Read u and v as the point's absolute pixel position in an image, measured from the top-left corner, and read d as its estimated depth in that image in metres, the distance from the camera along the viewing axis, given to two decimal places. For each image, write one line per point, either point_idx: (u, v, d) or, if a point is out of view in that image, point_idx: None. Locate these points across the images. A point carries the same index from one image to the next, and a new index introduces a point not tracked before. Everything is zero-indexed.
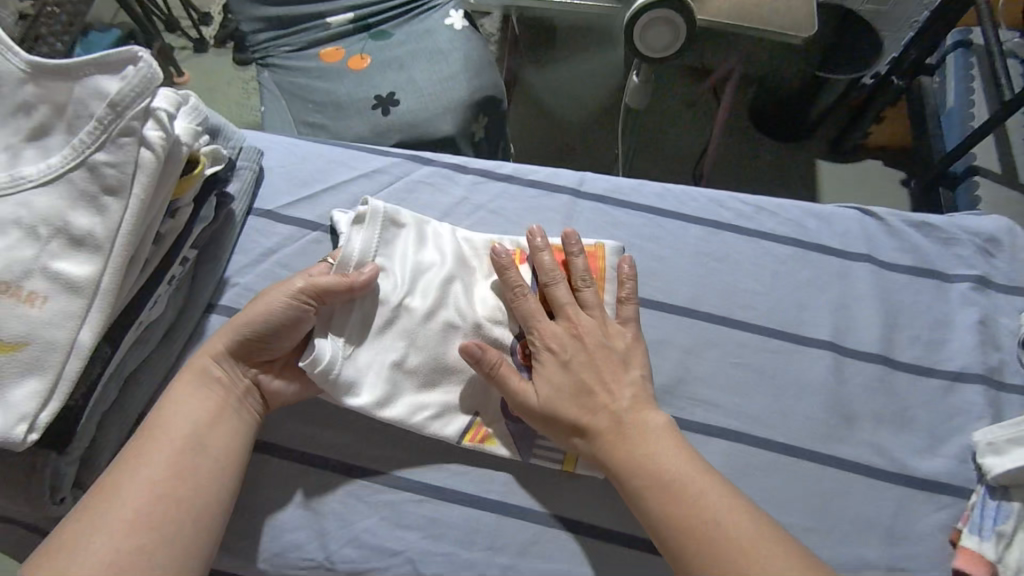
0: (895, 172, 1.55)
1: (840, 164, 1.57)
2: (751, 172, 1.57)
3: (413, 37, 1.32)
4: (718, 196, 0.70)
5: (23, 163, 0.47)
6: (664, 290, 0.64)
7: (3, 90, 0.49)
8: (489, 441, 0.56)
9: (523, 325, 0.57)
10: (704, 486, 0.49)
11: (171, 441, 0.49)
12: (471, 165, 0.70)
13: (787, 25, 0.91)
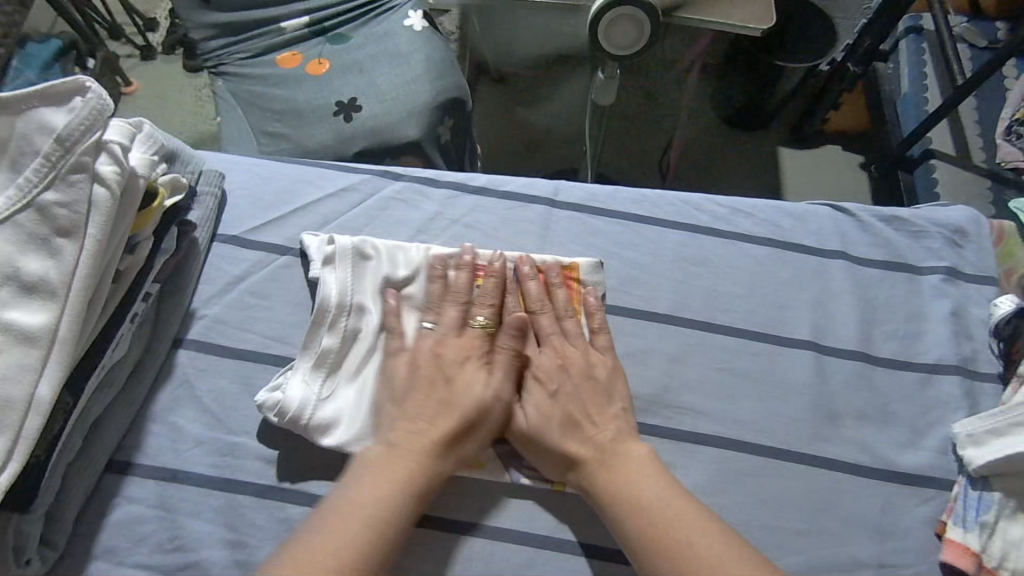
0: (854, 156, 1.58)
1: (802, 150, 1.59)
2: (716, 162, 1.57)
3: (372, 40, 1.29)
4: (694, 199, 0.70)
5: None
6: (645, 298, 0.64)
7: None
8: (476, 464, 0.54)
9: None
10: (686, 515, 0.48)
11: (386, 469, 0.49)
12: (444, 179, 0.68)
13: (748, 19, 0.91)
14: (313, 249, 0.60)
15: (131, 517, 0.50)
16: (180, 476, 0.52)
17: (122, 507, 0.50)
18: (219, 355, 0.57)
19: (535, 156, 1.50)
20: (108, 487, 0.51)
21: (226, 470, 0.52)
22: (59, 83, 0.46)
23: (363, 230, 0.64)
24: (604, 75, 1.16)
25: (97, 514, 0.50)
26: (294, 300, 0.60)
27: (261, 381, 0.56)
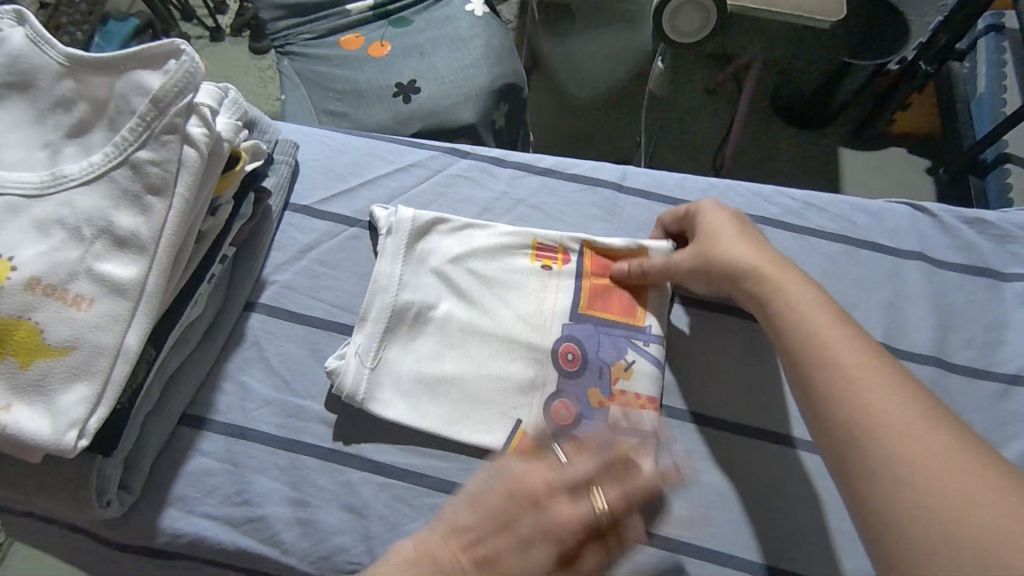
0: (920, 160, 1.51)
1: (866, 152, 1.53)
2: (773, 159, 1.53)
3: (434, 24, 1.30)
4: (764, 191, 0.68)
5: (63, 162, 0.46)
6: None
7: (41, 86, 0.47)
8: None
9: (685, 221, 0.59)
10: (856, 356, 0.43)
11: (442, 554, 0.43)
12: (510, 159, 0.68)
13: (814, 10, 0.88)
14: (382, 221, 0.61)
15: (202, 469, 0.52)
16: (249, 433, 0.53)
17: (194, 459, 0.52)
18: (288, 320, 0.58)
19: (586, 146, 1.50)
20: (182, 439, 0.53)
21: (292, 430, 0.54)
22: (154, 46, 0.46)
23: (430, 205, 0.65)
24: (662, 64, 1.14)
25: (171, 464, 0.52)
26: (361, 271, 0.61)
27: (327, 347, 0.57)
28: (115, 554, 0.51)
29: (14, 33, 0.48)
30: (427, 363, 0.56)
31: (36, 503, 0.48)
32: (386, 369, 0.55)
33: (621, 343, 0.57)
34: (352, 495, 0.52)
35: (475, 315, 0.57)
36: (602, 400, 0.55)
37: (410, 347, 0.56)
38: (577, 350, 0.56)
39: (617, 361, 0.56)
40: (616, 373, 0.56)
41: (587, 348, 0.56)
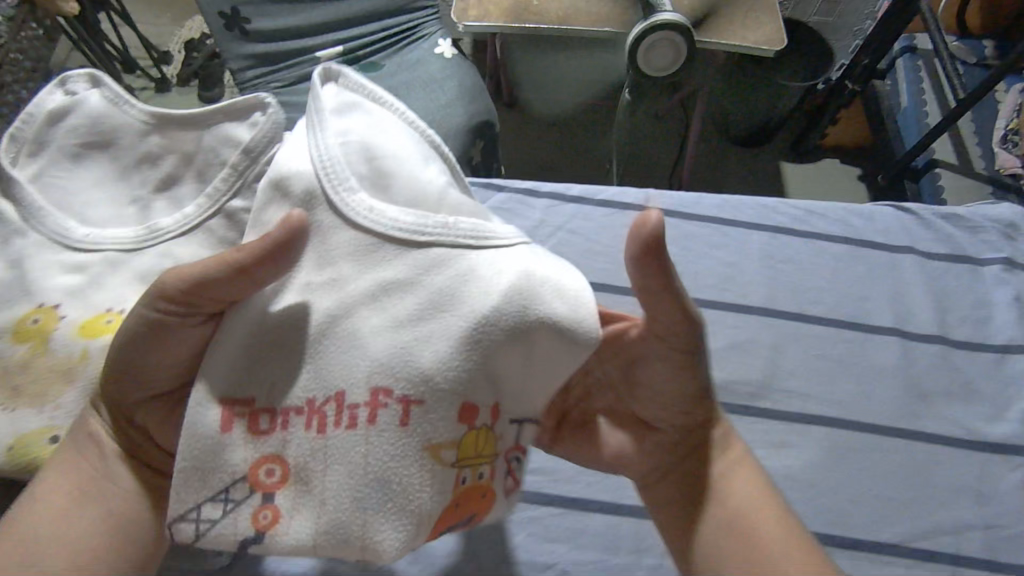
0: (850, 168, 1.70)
1: (803, 165, 1.70)
2: (721, 174, 1.69)
3: (405, 67, 1.35)
4: (772, 203, 0.75)
5: (155, 215, 0.47)
6: (743, 294, 0.68)
7: (121, 144, 0.48)
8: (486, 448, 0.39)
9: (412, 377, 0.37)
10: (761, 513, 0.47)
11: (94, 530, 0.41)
12: (543, 189, 0.72)
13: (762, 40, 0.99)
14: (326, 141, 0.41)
15: None
16: None
17: None
18: None
19: (552, 175, 1.60)
20: None
21: None
22: (240, 98, 0.48)
23: None
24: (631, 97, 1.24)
25: None
26: None
27: None
28: None
29: (90, 95, 0.49)
30: (354, 371, 0.37)
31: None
32: (295, 388, 0.38)
33: (471, 413, 0.38)
34: None
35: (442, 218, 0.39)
36: (477, 485, 0.39)
37: (327, 341, 0.38)
38: (427, 454, 0.37)
39: (468, 437, 0.38)
40: (459, 467, 0.38)
41: (424, 440, 0.37)
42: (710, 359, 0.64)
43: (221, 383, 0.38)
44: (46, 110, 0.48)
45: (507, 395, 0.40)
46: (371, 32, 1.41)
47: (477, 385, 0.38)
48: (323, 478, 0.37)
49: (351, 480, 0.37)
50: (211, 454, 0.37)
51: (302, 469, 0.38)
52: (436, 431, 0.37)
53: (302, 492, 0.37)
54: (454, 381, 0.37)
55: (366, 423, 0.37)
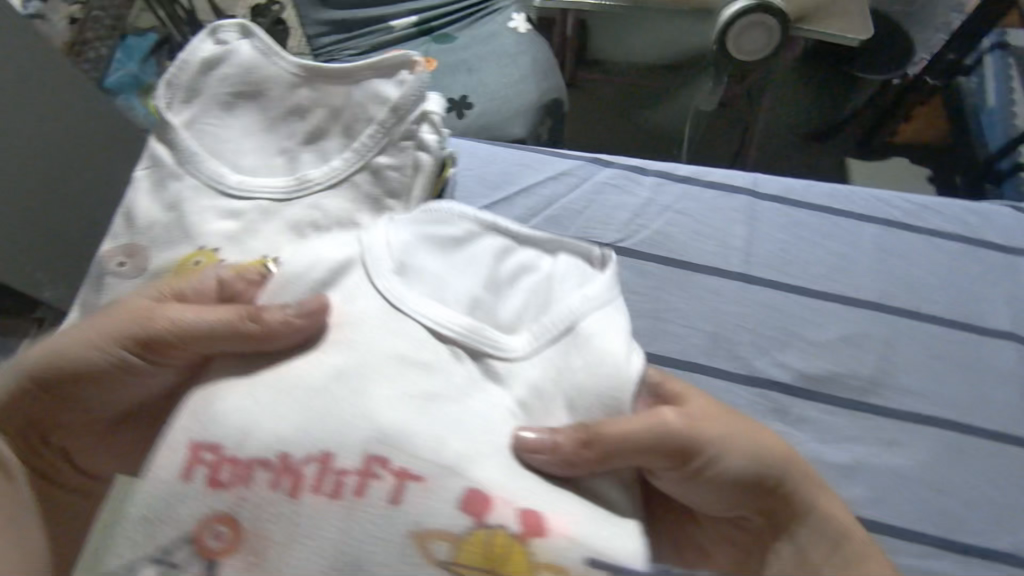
0: (921, 168, 1.57)
1: (869, 162, 1.59)
2: (786, 161, 1.61)
3: (478, 41, 1.32)
4: (885, 195, 0.72)
5: (304, 167, 0.50)
6: (854, 287, 0.66)
7: (274, 94, 0.51)
8: (512, 570, 0.35)
9: (406, 472, 0.37)
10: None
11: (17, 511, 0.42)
12: (650, 167, 0.71)
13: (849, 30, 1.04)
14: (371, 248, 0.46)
15: None
16: None
17: None
18: None
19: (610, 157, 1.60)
20: None
21: None
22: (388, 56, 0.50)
23: (583, 212, 0.68)
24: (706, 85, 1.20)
25: None
26: None
27: None
28: None
29: (242, 46, 0.51)
30: (353, 439, 0.38)
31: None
32: (253, 449, 0.38)
33: (478, 504, 0.37)
34: None
35: (469, 328, 0.44)
36: None
37: (318, 407, 0.39)
38: (414, 541, 0.35)
39: (474, 535, 0.36)
40: (455, 574, 0.35)
41: (412, 521, 0.36)
42: (820, 350, 0.63)
43: (197, 424, 0.39)
44: (201, 57, 0.51)
45: (531, 502, 0.38)
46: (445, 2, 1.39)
47: (476, 473, 0.38)
48: (281, 551, 0.36)
49: (321, 560, 0.36)
50: (171, 504, 0.37)
51: (256, 530, 0.36)
52: (430, 513, 0.36)
53: (257, 567, 0.36)
54: (451, 466, 0.37)
55: (346, 495, 0.37)
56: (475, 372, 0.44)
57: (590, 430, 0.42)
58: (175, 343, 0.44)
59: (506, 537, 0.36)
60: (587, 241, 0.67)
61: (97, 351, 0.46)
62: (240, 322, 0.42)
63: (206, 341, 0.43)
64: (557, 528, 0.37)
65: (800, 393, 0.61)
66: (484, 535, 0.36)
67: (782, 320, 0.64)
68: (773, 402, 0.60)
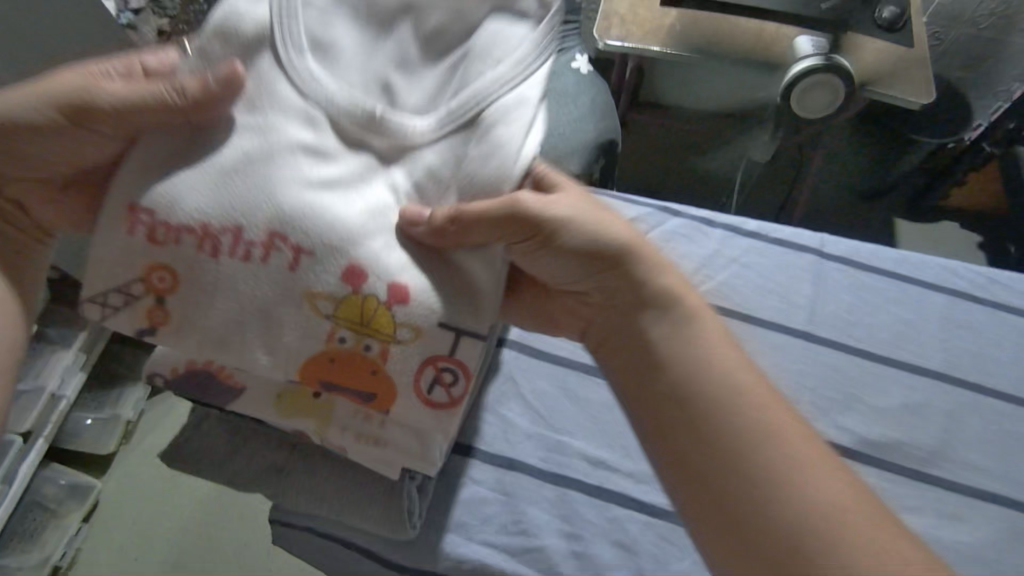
0: (971, 235, 1.56)
1: (918, 224, 1.58)
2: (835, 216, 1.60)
3: None
4: (952, 265, 0.73)
5: None
6: (918, 355, 0.66)
7: None
8: (381, 330, 0.44)
9: (296, 241, 0.43)
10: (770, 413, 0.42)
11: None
12: (718, 220, 0.74)
13: (908, 94, 1.07)
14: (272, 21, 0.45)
15: (478, 497, 0.57)
16: (517, 465, 0.59)
17: (472, 483, 0.58)
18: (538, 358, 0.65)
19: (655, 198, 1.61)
20: (457, 466, 0.58)
21: (555, 464, 0.59)
22: None
23: None
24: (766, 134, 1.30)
25: (448, 487, 0.57)
26: None
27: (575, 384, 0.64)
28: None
29: None
30: (257, 215, 0.43)
31: (346, 518, 0.52)
32: (188, 214, 0.43)
33: (358, 277, 0.43)
34: (620, 530, 0.57)
35: (361, 141, 0.46)
36: (362, 356, 0.45)
37: (229, 185, 0.43)
38: (307, 300, 0.43)
39: (352, 298, 0.43)
40: (337, 324, 0.44)
41: (307, 284, 0.43)
42: (883, 416, 0.63)
43: (138, 190, 0.43)
44: None
45: (403, 275, 0.44)
46: None
47: (358, 252, 0.43)
48: (211, 300, 0.43)
49: (237, 310, 0.44)
50: (125, 251, 0.43)
51: (193, 280, 0.43)
52: (318, 280, 0.43)
53: (188, 308, 0.44)
54: (338, 243, 0.43)
55: (255, 263, 0.43)
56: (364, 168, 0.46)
57: (457, 222, 0.44)
58: (108, 111, 0.44)
59: (375, 304, 0.43)
60: None
61: (42, 112, 0.45)
62: (167, 97, 0.43)
63: (134, 125, 0.45)
64: (419, 301, 0.44)
65: (861, 457, 0.61)
66: (363, 304, 0.43)
67: (845, 382, 0.64)
68: None
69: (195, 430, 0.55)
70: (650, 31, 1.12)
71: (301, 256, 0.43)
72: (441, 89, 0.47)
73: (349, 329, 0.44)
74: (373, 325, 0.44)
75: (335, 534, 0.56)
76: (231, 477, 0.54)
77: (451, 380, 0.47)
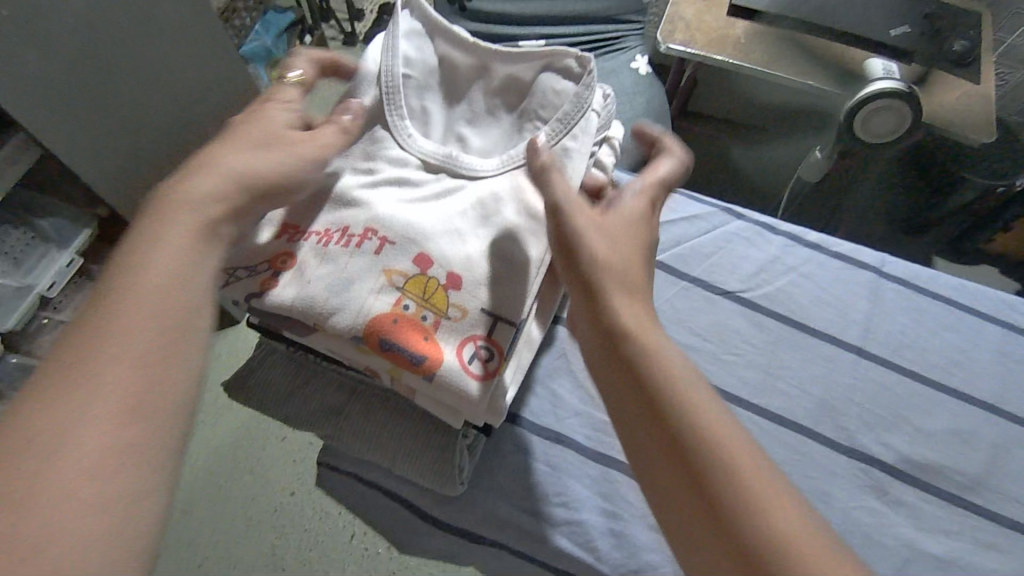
0: (1010, 281, 1.54)
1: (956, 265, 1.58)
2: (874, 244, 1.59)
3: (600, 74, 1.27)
4: (1011, 299, 0.72)
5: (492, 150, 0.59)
6: (968, 382, 0.66)
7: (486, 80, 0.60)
8: (438, 300, 0.50)
9: (392, 239, 0.51)
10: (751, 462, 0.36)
11: (122, 362, 0.35)
12: (780, 227, 0.74)
13: (972, 131, 1.03)
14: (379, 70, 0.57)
15: (520, 464, 0.58)
16: (562, 439, 0.59)
17: (516, 450, 0.58)
18: None
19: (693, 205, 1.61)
20: (502, 432, 0.59)
21: (599, 443, 0.60)
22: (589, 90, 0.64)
23: (710, 255, 0.72)
24: (820, 154, 1.29)
25: (491, 451, 0.58)
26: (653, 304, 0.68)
27: None
28: (435, 528, 0.57)
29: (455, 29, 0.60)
30: (361, 215, 0.53)
31: (396, 467, 0.54)
32: (315, 224, 0.54)
33: (427, 262, 0.51)
34: None
35: (447, 154, 0.57)
36: (418, 322, 0.49)
37: (348, 200, 0.54)
38: (384, 275, 0.50)
39: (419, 277, 0.50)
40: (404, 294, 0.50)
41: (386, 263, 0.50)
42: (928, 439, 0.63)
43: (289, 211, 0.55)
44: (412, 26, 0.59)
45: (464, 269, 0.51)
46: (574, 32, 1.33)
47: (433, 244, 0.51)
48: (313, 266, 0.50)
49: (327, 275, 0.50)
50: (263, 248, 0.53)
51: (302, 261, 0.51)
52: (396, 260, 0.50)
53: (298, 275, 0.50)
54: (419, 236, 0.51)
55: (349, 244, 0.51)
56: (445, 177, 0.56)
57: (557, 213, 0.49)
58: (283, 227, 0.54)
59: (435, 284, 0.50)
60: (710, 284, 0.70)
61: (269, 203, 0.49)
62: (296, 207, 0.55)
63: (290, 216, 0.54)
64: (470, 286, 0.51)
65: (903, 476, 0.61)
66: (424, 296, 0.50)
67: (893, 402, 0.64)
68: (872, 478, 0.60)
69: (259, 364, 0.57)
70: (714, 41, 1.11)
71: (377, 249, 0.51)
72: (515, 119, 0.60)
73: (406, 296, 0.50)
74: (422, 321, 0.49)
75: (382, 481, 0.57)
76: (291, 415, 0.55)
77: (489, 355, 0.49)
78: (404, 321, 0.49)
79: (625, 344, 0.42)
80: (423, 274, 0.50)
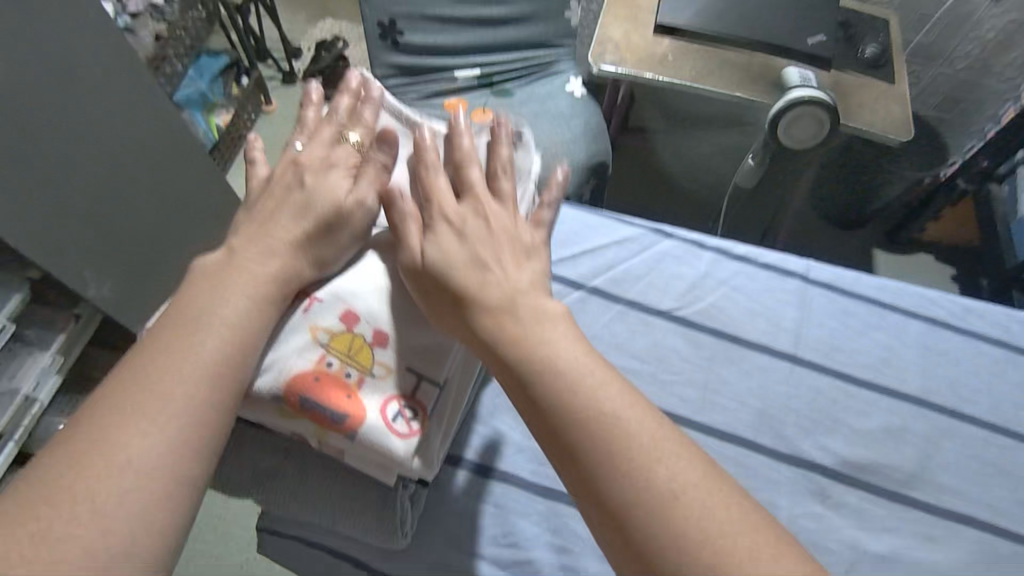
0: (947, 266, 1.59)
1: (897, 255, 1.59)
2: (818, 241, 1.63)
3: (536, 98, 1.28)
4: (931, 294, 0.75)
5: None
6: (896, 378, 0.69)
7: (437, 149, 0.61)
8: (363, 356, 0.50)
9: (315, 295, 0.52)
10: (682, 468, 0.40)
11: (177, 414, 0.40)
12: (709, 243, 0.76)
13: (891, 129, 1.09)
14: None
15: (467, 506, 0.57)
16: (507, 476, 0.59)
17: (462, 493, 0.58)
18: None
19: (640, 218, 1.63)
20: (447, 475, 0.59)
21: (545, 476, 0.59)
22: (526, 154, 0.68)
23: (644, 276, 0.73)
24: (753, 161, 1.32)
25: (436, 497, 0.57)
26: (590, 331, 0.69)
27: None
28: None
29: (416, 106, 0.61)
30: None
31: (339, 525, 0.53)
32: None
33: (353, 319, 0.51)
34: None
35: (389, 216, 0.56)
36: (341, 379, 0.49)
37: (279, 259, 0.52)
38: (308, 331, 0.50)
39: (343, 335, 0.51)
40: (329, 351, 0.50)
41: (311, 319, 0.50)
42: (863, 438, 0.64)
43: None
44: None
45: (389, 324, 0.52)
46: (507, 58, 1.33)
47: (361, 303, 0.52)
48: None
49: None
50: None
51: None
52: (320, 315, 0.51)
53: None
54: (345, 294, 0.52)
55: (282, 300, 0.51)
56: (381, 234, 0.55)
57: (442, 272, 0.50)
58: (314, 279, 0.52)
59: (359, 341, 0.51)
60: (645, 305, 0.71)
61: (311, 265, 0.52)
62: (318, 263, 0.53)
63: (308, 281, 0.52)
64: (395, 341, 0.51)
65: (844, 478, 0.62)
66: (350, 351, 0.50)
67: (829, 405, 0.66)
68: (814, 483, 0.62)
69: None
70: (643, 60, 1.14)
71: (303, 307, 0.51)
72: None
73: (329, 353, 0.50)
74: (347, 378, 0.49)
75: (325, 540, 0.56)
76: (225, 483, 0.54)
77: (413, 415, 0.50)
78: (328, 380, 0.49)
79: (543, 401, 0.43)
80: (349, 328, 0.51)
